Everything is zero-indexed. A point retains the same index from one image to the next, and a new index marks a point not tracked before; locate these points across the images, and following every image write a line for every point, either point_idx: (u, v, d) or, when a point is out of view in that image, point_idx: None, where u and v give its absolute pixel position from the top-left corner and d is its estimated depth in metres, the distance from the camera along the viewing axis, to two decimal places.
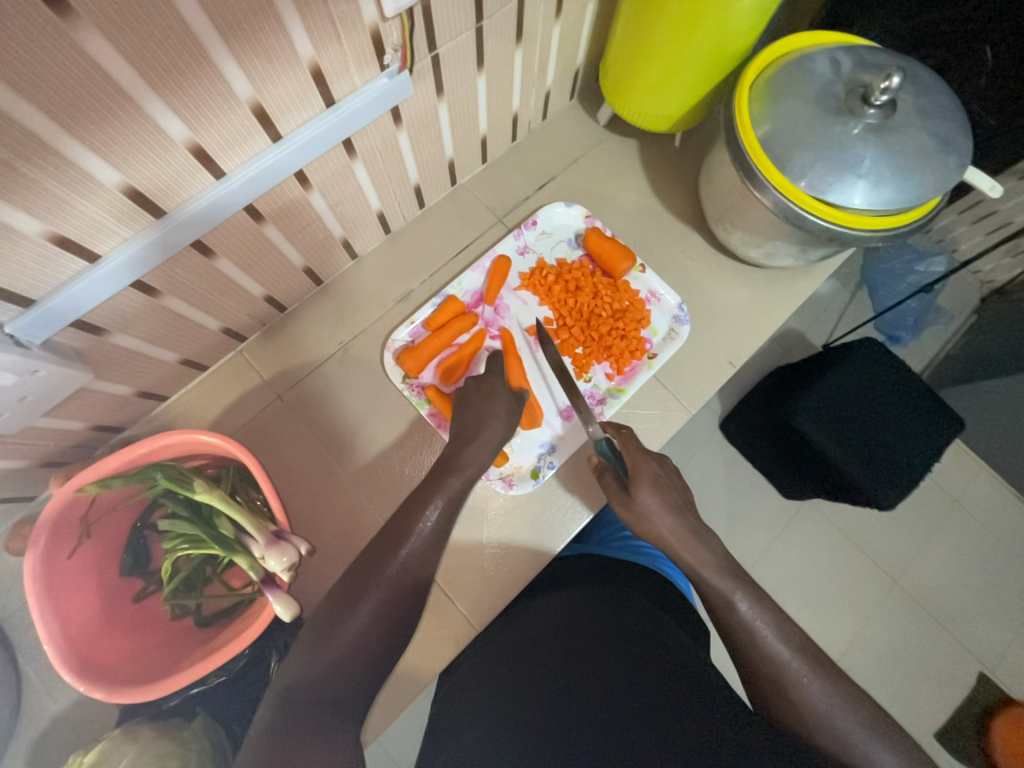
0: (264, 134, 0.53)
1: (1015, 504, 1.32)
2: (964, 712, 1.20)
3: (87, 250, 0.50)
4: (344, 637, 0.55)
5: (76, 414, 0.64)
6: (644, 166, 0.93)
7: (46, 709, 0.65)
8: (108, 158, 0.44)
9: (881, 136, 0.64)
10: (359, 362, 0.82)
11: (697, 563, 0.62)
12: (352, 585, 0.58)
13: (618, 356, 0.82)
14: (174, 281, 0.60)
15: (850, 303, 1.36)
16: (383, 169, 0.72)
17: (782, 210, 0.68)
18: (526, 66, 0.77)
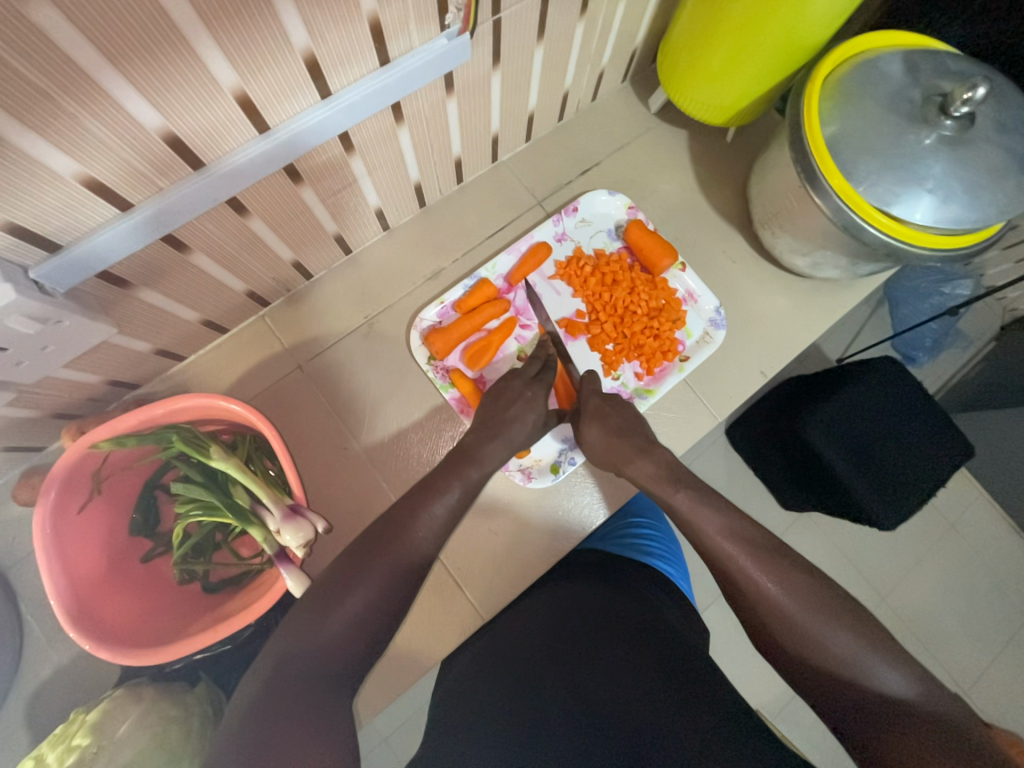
0: (312, 88, 0.50)
1: (1010, 534, 1.32)
2: None
3: (119, 197, 0.47)
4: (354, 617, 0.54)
5: (93, 367, 0.62)
6: (692, 159, 0.89)
7: (46, 661, 0.65)
8: (151, 100, 0.41)
9: (956, 150, 0.61)
10: (383, 338, 0.80)
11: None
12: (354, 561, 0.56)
13: (650, 356, 0.81)
14: (204, 238, 0.57)
15: (870, 319, 1.33)
16: (427, 138, 0.68)
17: (840, 219, 0.65)
18: (585, 41, 0.73)
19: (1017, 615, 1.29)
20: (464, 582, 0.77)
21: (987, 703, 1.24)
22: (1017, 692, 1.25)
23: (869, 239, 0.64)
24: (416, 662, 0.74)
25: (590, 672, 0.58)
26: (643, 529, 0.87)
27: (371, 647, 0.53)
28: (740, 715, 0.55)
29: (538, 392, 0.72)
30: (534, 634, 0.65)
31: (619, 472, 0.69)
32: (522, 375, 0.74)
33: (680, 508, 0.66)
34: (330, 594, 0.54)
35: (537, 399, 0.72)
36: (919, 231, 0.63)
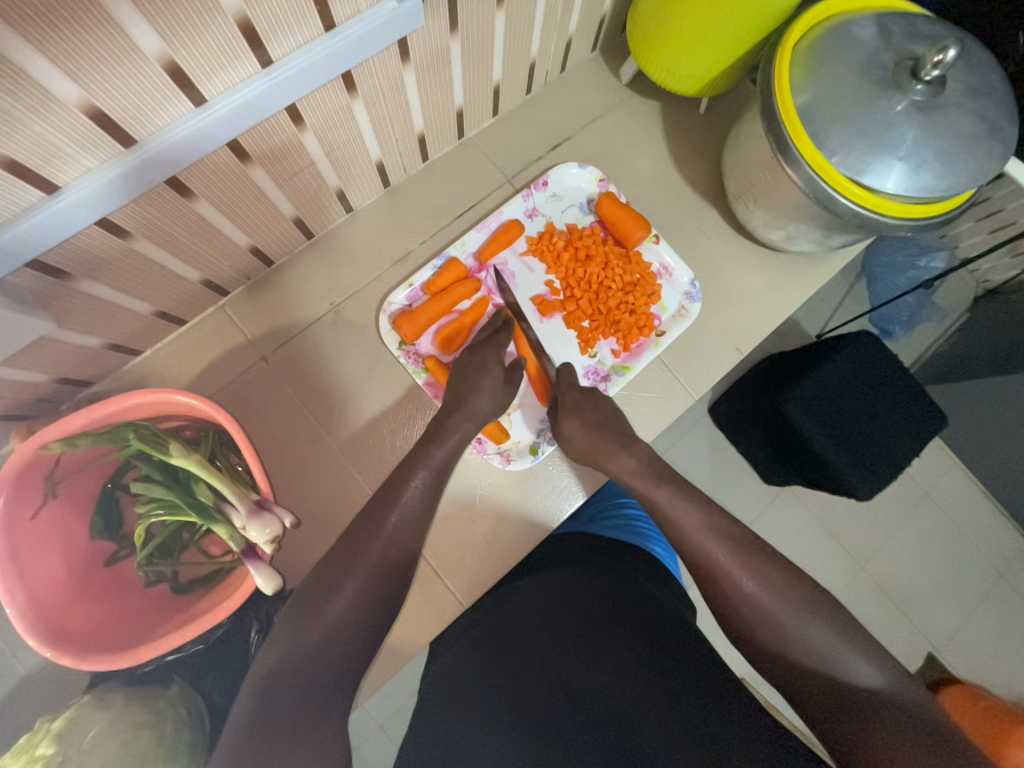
0: (251, 57, 0.46)
1: (982, 499, 1.36)
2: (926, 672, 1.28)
3: (43, 180, 0.43)
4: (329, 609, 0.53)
5: (38, 364, 0.58)
6: (665, 132, 0.87)
7: (12, 669, 0.63)
8: (66, 70, 0.38)
9: (927, 115, 0.59)
10: (352, 325, 0.77)
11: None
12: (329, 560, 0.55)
13: (625, 332, 0.79)
14: (147, 223, 0.53)
15: (848, 293, 1.33)
16: (385, 112, 0.65)
17: (812, 190, 0.64)
18: (550, 6, 0.69)
19: (988, 576, 1.33)
20: (444, 571, 0.76)
21: (958, 660, 1.29)
22: (987, 649, 1.30)
23: (840, 210, 0.63)
24: (399, 652, 0.74)
25: (574, 656, 0.58)
26: (622, 510, 0.89)
27: (346, 643, 0.52)
28: (725, 682, 0.55)
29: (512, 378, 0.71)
30: (517, 620, 0.65)
31: (596, 455, 0.68)
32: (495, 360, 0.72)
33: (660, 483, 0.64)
34: (314, 596, 0.53)
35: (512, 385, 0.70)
36: (890, 200, 0.62)
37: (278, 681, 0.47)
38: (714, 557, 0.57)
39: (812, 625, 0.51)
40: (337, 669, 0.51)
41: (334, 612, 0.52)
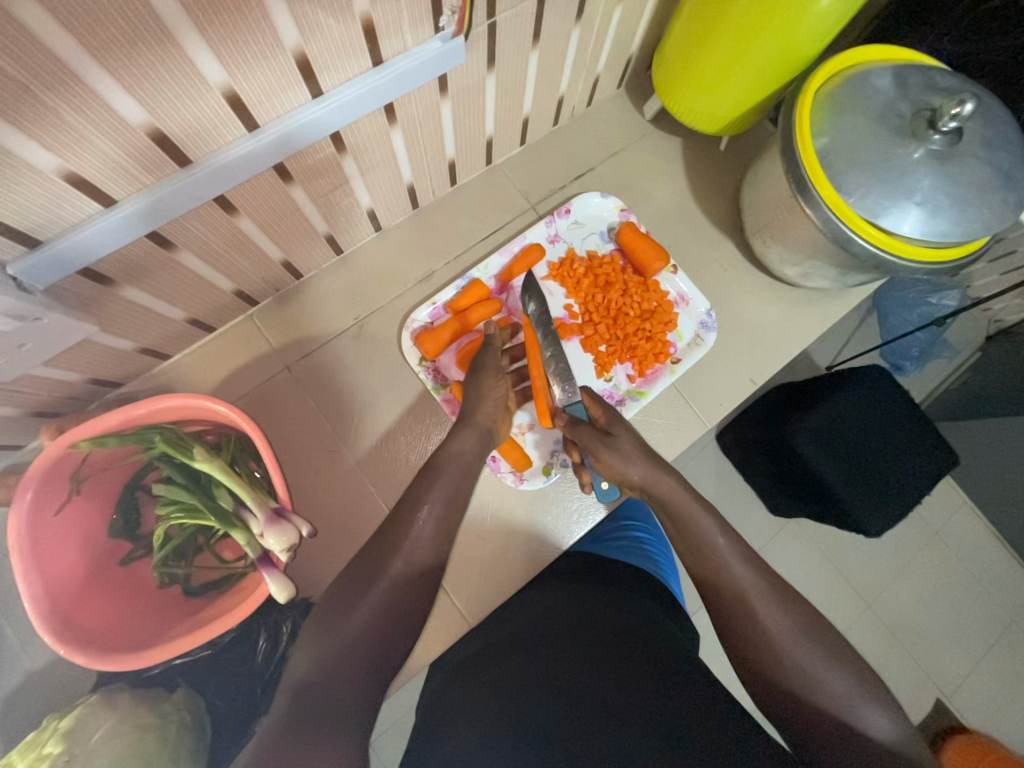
0: (303, 87, 0.49)
1: (994, 541, 1.34)
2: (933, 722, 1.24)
3: (102, 193, 0.46)
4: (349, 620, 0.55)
5: (75, 365, 0.60)
6: (685, 166, 0.90)
7: (22, 665, 0.63)
8: (136, 95, 0.41)
9: (944, 164, 0.61)
10: (374, 339, 0.79)
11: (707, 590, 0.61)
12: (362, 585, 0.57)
13: (642, 359, 0.80)
14: (191, 236, 0.56)
15: (859, 327, 1.34)
16: (421, 139, 0.68)
17: (830, 230, 0.66)
18: (581, 47, 0.73)
19: (999, 621, 1.30)
20: (451, 587, 0.76)
21: (969, 708, 1.25)
22: (998, 697, 1.27)
23: (858, 250, 0.65)
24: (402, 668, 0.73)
25: (578, 675, 0.57)
26: (631, 534, 0.89)
27: (358, 656, 0.52)
28: (730, 708, 0.55)
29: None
30: (525, 635, 0.65)
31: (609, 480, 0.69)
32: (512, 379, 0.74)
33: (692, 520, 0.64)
34: (339, 605, 0.56)
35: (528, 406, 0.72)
36: (907, 243, 0.64)
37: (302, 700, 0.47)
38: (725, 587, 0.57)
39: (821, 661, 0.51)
40: (350, 683, 0.50)
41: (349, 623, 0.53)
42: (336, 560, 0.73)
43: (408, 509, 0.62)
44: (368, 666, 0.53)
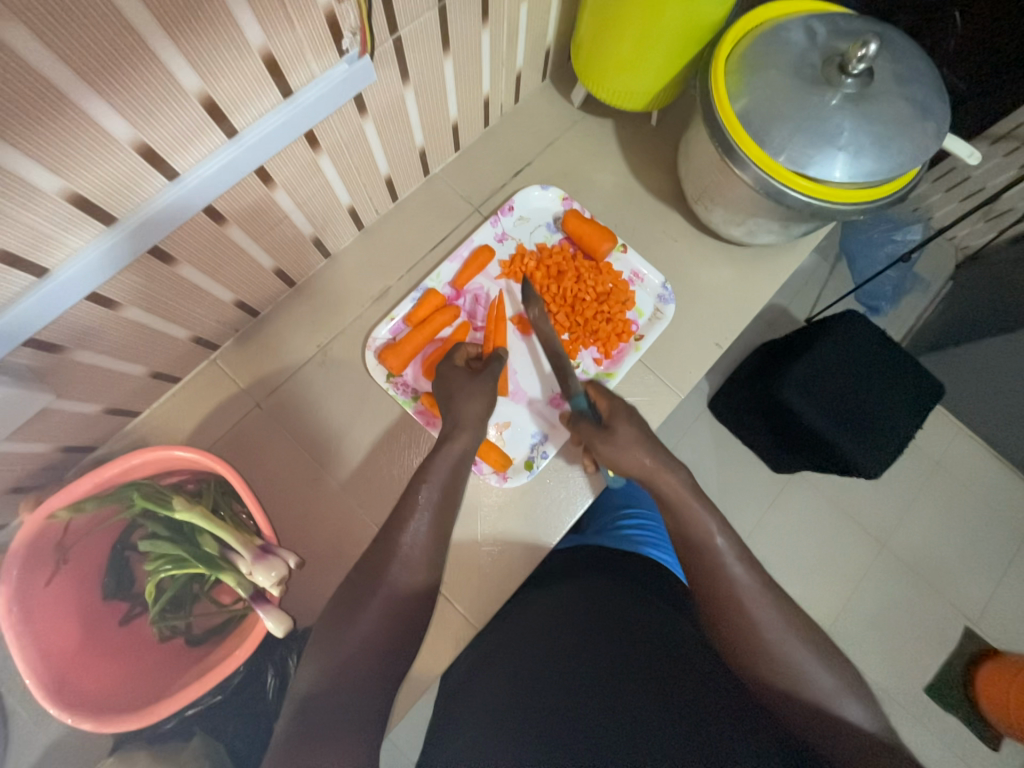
0: (217, 129, 0.50)
1: (992, 464, 1.35)
2: (960, 650, 1.25)
3: (33, 264, 0.46)
4: (348, 643, 0.55)
5: (40, 436, 0.61)
6: (621, 146, 0.91)
7: (37, 740, 0.64)
8: (46, 164, 0.41)
9: (860, 106, 0.63)
10: (340, 364, 0.80)
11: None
12: (386, 622, 0.56)
13: (605, 340, 0.81)
14: (133, 291, 0.56)
15: (830, 276, 1.36)
16: (352, 161, 0.69)
17: (762, 186, 0.67)
18: (495, 46, 0.74)
19: (1011, 541, 1.32)
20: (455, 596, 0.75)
21: (994, 631, 1.27)
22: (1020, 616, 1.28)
23: (791, 202, 0.66)
24: (418, 682, 0.72)
25: None
26: (625, 520, 0.90)
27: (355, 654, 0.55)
28: None
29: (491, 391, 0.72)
30: (531, 639, 0.65)
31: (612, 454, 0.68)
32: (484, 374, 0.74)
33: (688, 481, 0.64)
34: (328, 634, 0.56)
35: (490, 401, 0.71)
36: (838, 188, 0.65)
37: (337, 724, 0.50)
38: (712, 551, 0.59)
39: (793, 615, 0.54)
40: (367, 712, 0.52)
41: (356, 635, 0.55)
42: (335, 588, 0.73)
43: (396, 524, 0.62)
44: (373, 692, 0.54)
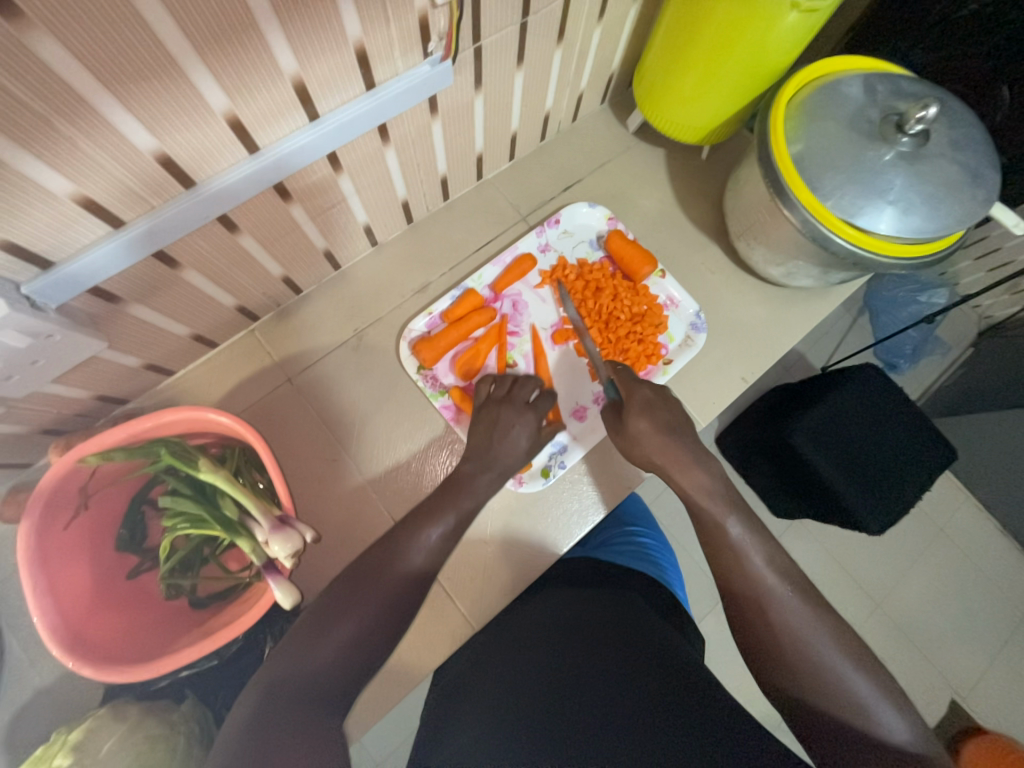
0: (301, 111, 0.52)
1: (995, 535, 1.34)
2: (947, 721, 1.22)
3: (112, 215, 0.48)
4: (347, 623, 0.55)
5: (81, 382, 0.62)
6: (670, 175, 0.93)
7: (29, 682, 0.64)
8: (146, 123, 0.44)
9: (913, 164, 0.64)
10: (373, 350, 0.81)
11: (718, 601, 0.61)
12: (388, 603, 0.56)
13: (634, 360, 0.82)
14: (195, 254, 0.58)
15: (852, 328, 1.37)
16: (414, 156, 0.71)
17: (809, 230, 0.68)
18: (564, 65, 0.76)
19: (1007, 616, 1.30)
20: (455, 593, 0.75)
21: (982, 706, 1.24)
22: (1010, 694, 1.26)
23: (836, 248, 0.68)
24: (407, 676, 0.72)
25: (577, 687, 0.57)
26: (629, 539, 0.90)
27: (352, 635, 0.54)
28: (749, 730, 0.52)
29: (536, 418, 0.73)
30: (530, 646, 0.65)
31: (648, 420, 0.68)
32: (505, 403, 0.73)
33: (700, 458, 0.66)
34: (322, 616, 0.55)
35: (532, 427, 0.72)
36: (883, 240, 0.66)
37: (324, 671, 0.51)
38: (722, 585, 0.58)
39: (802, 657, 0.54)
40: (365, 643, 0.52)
41: None
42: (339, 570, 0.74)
43: None
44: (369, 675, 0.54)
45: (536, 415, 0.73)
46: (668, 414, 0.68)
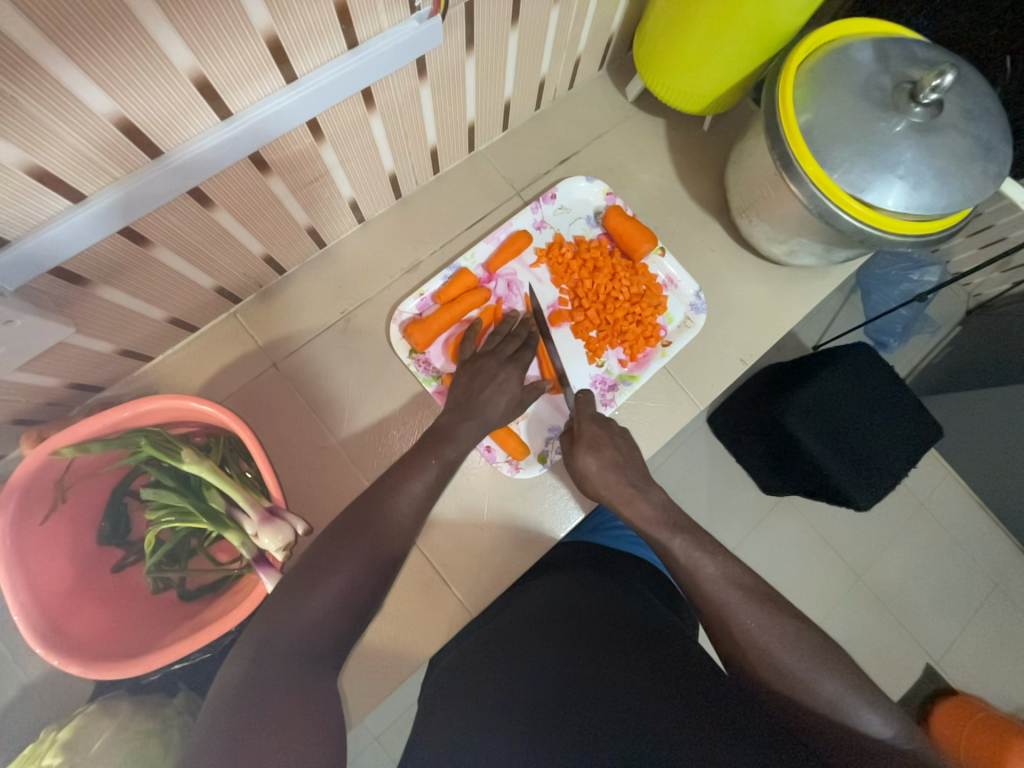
0: (276, 72, 0.48)
1: (974, 509, 1.37)
2: (921, 686, 1.27)
3: (70, 188, 0.44)
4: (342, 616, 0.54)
5: (50, 370, 0.58)
6: (670, 148, 0.89)
7: (15, 678, 0.62)
8: (102, 83, 0.39)
9: (925, 136, 0.62)
10: (362, 333, 0.78)
11: (704, 576, 0.60)
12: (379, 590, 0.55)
13: (633, 343, 0.80)
14: (166, 231, 0.54)
15: (844, 306, 1.36)
16: (401, 124, 0.66)
17: (815, 206, 0.66)
18: (561, 26, 0.71)
19: (983, 585, 1.34)
20: (450, 578, 0.75)
21: (956, 670, 1.29)
22: (982, 659, 1.31)
23: (842, 225, 0.65)
24: (402, 661, 0.72)
25: (574, 670, 0.56)
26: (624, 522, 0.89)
27: (346, 628, 0.53)
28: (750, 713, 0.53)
29: (518, 372, 0.71)
30: (526, 632, 0.64)
31: (597, 456, 0.69)
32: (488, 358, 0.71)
33: (650, 493, 0.67)
34: (306, 576, 0.53)
35: (516, 381, 0.70)
36: (890, 217, 0.64)
37: (315, 663, 0.50)
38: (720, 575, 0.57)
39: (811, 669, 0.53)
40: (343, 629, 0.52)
41: (324, 597, 0.52)
42: None
43: (396, 486, 0.59)
44: None
45: (517, 369, 0.71)
46: (614, 451, 0.69)
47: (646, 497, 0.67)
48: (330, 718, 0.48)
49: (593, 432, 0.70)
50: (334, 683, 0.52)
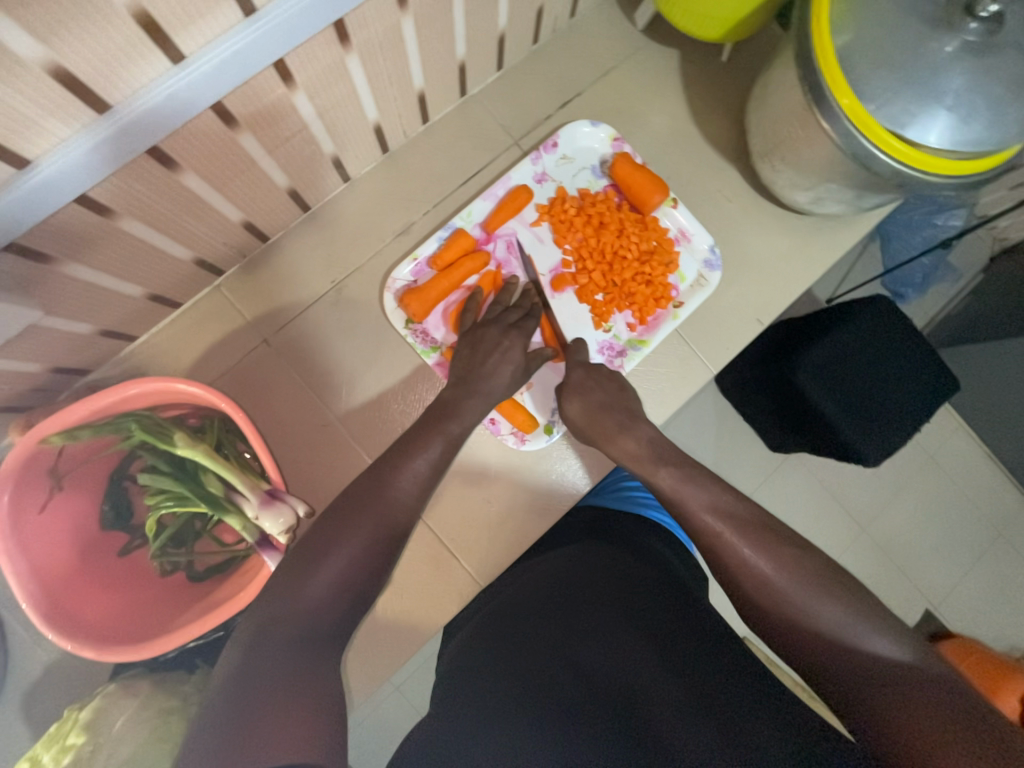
0: (231, 4, 0.40)
1: (986, 463, 1.35)
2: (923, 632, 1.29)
3: (11, 154, 0.39)
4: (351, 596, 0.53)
5: (28, 355, 0.55)
6: (683, 84, 0.80)
7: (34, 661, 0.63)
8: (27, 24, 0.33)
9: (980, 59, 0.54)
10: (355, 304, 0.74)
11: None
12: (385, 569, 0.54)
13: (642, 305, 0.76)
14: (130, 198, 0.49)
15: (860, 257, 1.27)
16: (383, 67, 0.59)
17: (850, 146, 0.59)
18: None
19: (990, 537, 1.34)
20: (458, 551, 0.74)
21: (958, 618, 1.32)
22: (985, 607, 1.33)
23: (879, 168, 0.58)
24: (413, 632, 0.72)
25: (586, 638, 0.56)
26: (631, 488, 0.86)
27: (354, 609, 0.52)
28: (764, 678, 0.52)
29: (521, 341, 0.67)
30: (534, 600, 0.63)
31: (582, 399, 0.67)
32: (489, 327, 0.67)
33: (635, 429, 0.64)
34: (310, 559, 0.52)
35: (520, 350, 0.66)
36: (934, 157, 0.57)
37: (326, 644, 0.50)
38: (724, 540, 0.55)
39: (826, 607, 0.47)
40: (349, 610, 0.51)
41: (330, 579, 0.51)
42: None
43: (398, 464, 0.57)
44: None
45: (521, 337, 0.67)
46: (601, 394, 0.67)
47: (631, 434, 0.64)
48: (342, 697, 0.49)
49: (601, 400, 0.67)
50: (341, 664, 0.52)
